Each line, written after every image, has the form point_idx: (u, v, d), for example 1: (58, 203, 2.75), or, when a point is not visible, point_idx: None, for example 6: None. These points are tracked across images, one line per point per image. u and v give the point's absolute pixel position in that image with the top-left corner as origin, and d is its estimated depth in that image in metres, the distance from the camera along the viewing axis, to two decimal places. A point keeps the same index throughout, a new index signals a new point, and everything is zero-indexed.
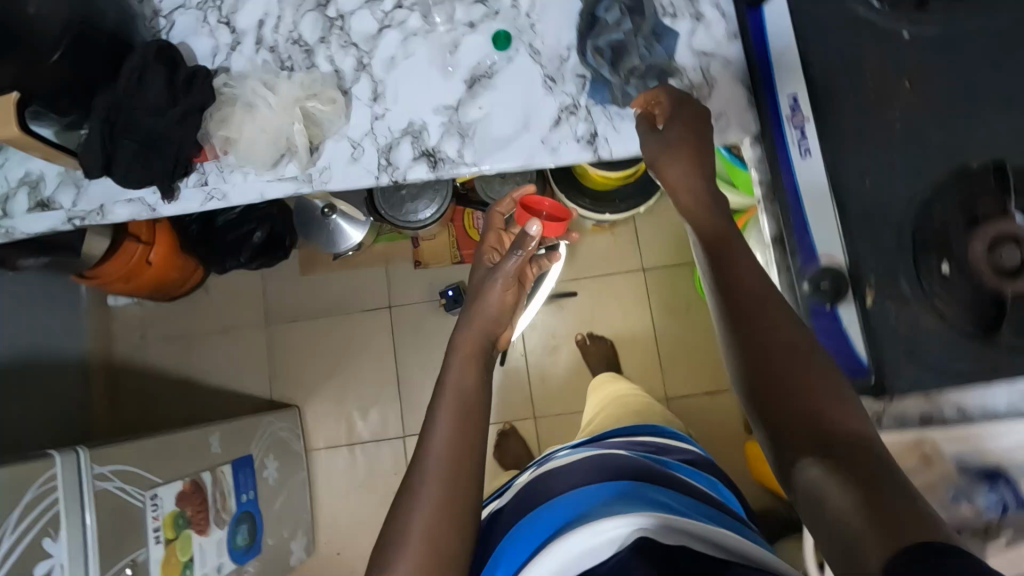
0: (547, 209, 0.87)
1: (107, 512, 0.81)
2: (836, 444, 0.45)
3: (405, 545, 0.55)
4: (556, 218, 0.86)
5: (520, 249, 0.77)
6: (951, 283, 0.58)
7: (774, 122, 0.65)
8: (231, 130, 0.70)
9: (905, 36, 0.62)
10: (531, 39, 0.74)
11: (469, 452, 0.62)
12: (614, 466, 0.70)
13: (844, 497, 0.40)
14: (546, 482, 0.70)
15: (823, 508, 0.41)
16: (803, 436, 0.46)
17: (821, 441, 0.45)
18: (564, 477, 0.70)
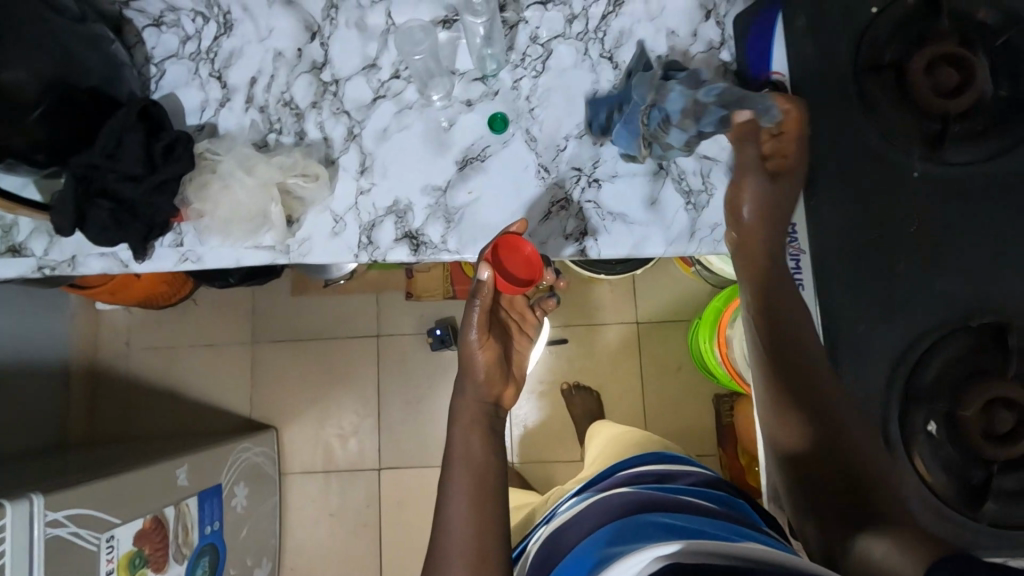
0: (526, 254, 0.65)
1: (58, 559, 0.79)
2: (871, 496, 0.53)
3: None
4: (533, 268, 0.64)
5: (478, 298, 0.64)
6: (938, 444, 0.56)
7: (769, 251, 0.62)
8: (206, 200, 0.68)
9: (916, 173, 0.60)
10: (529, 125, 0.71)
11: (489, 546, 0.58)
12: (614, 510, 0.66)
13: (886, 545, 0.48)
14: (556, 545, 0.67)
15: (870, 557, 0.48)
16: (844, 484, 0.55)
17: (860, 490, 0.54)
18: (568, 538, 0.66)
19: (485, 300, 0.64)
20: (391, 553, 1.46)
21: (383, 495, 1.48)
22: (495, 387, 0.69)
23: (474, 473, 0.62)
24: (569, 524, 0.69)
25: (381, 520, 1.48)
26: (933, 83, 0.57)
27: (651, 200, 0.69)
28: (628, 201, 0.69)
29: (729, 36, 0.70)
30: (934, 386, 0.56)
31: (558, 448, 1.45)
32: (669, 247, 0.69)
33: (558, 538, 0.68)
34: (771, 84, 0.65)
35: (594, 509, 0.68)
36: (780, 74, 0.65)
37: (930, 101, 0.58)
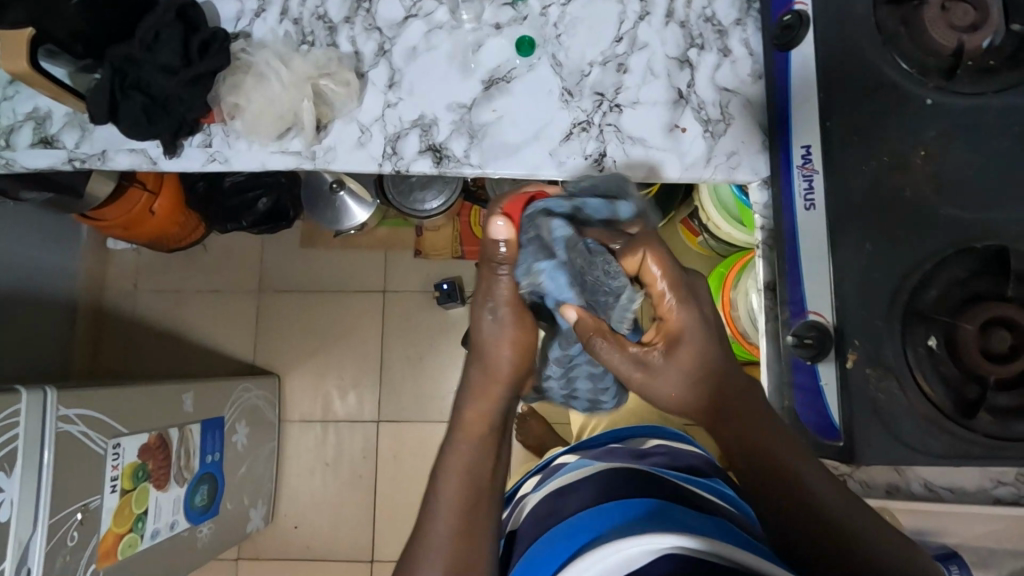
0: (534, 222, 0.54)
1: (67, 455, 0.80)
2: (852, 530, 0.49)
3: None
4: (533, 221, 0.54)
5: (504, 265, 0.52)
6: (937, 359, 0.57)
7: (784, 172, 0.66)
8: (241, 97, 0.70)
9: (928, 102, 0.61)
10: (555, 50, 0.73)
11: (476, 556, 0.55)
12: (625, 482, 0.63)
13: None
14: (557, 500, 0.65)
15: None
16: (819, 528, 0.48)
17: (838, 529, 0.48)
18: (572, 497, 0.64)
19: (513, 265, 0.52)
20: (384, 504, 1.47)
21: (379, 447, 1.50)
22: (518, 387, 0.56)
23: (467, 483, 0.55)
24: (575, 485, 0.66)
25: (376, 472, 1.49)
26: (947, 19, 0.58)
27: (670, 126, 0.71)
28: (648, 127, 0.71)
29: None
30: (936, 305, 0.57)
31: (555, 411, 1.46)
32: (686, 173, 0.71)
33: (562, 497, 0.65)
34: (793, 14, 0.65)
35: (610, 478, 0.65)
36: (803, 4, 0.65)
37: (943, 36, 0.59)
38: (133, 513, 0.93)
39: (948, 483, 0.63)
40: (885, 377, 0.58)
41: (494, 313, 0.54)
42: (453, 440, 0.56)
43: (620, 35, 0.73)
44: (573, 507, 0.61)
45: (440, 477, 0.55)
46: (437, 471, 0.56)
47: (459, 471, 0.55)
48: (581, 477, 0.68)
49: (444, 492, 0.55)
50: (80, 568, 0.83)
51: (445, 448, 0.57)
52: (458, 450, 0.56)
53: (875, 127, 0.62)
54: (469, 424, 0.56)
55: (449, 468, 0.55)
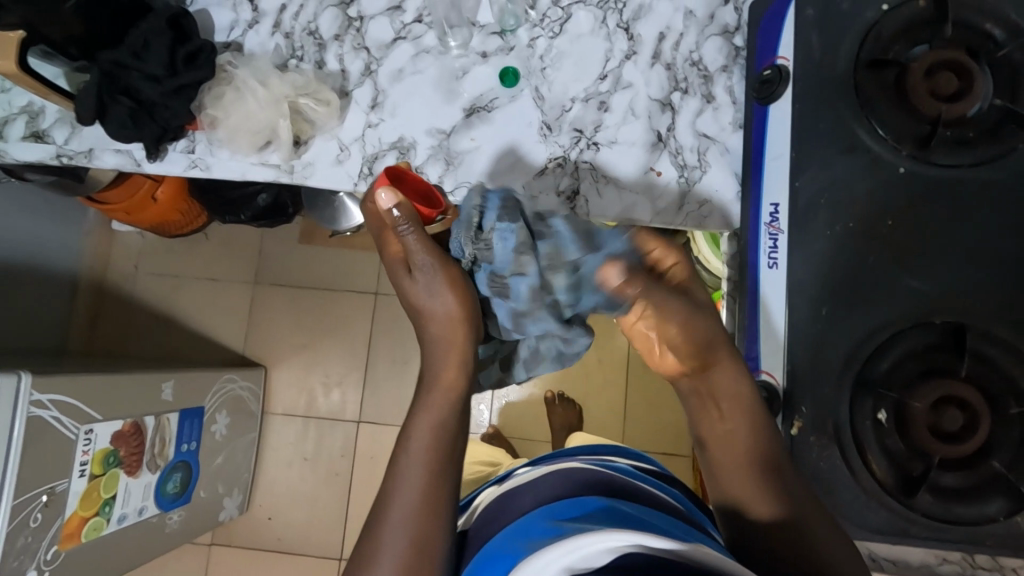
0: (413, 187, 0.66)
1: (38, 439, 0.83)
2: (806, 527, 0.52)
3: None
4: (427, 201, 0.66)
5: (406, 222, 0.59)
6: (885, 432, 0.56)
7: (750, 228, 0.64)
8: (220, 110, 0.71)
9: (900, 170, 0.60)
10: (538, 83, 0.73)
11: (435, 536, 0.54)
12: (574, 483, 0.59)
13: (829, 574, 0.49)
14: (514, 497, 0.61)
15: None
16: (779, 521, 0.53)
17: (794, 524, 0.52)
18: (519, 499, 0.60)
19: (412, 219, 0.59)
20: (358, 503, 1.49)
21: (358, 447, 1.51)
22: (476, 333, 0.61)
23: (433, 448, 0.57)
24: (520, 487, 0.63)
25: (353, 471, 1.51)
26: (931, 85, 0.58)
27: (646, 169, 0.71)
28: (624, 167, 0.71)
29: (745, 22, 0.72)
30: (887, 378, 0.57)
31: (534, 427, 1.46)
32: (657, 217, 0.70)
33: (510, 499, 0.61)
34: (772, 68, 0.64)
35: (558, 479, 0.61)
36: (786, 60, 0.64)
37: (925, 103, 0.58)
38: (102, 497, 0.96)
39: (892, 555, 0.62)
40: (828, 446, 0.58)
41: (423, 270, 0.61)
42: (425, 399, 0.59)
43: (604, 73, 0.73)
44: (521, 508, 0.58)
45: (410, 435, 0.57)
46: (407, 432, 0.58)
47: (429, 435, 0.57)
48: (529, 478, 0.65)
49: (411, 454, 0.56)
50: (41, 549, 0.85)
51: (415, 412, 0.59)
52: (427, 416, 0.58)
53: (845, 190, 0.60)
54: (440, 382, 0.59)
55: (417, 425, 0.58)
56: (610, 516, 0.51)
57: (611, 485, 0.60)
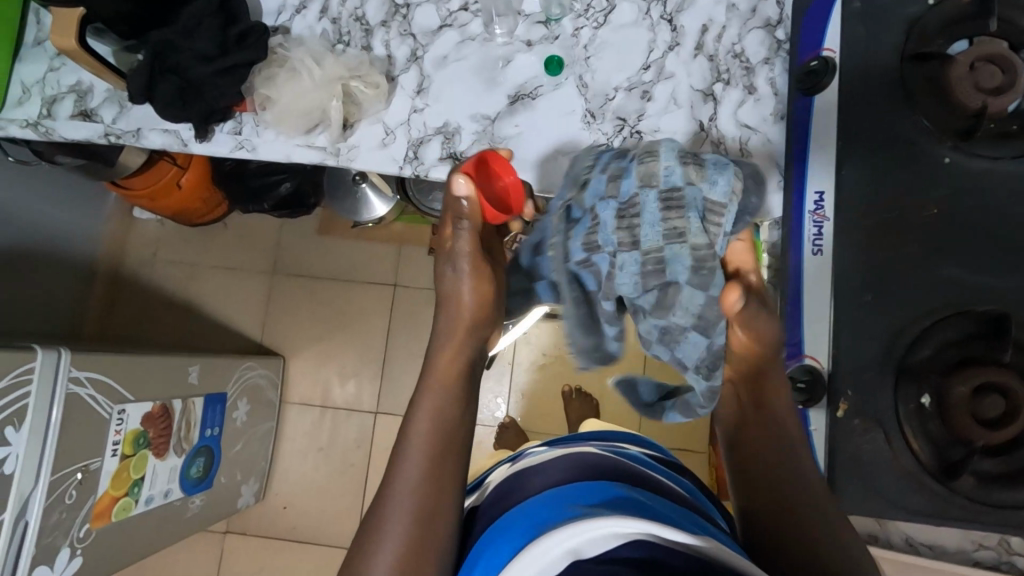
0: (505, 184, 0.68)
1: (75, 415, 0.83)
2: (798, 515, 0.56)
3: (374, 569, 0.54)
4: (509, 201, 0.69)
5: (461, 221, 0.68)
6: (926, 417, 0.57)
7: (794, 216, 0.65)
8: (273, 90, 0.72)
9: (945, 160, 0.60)
10: (582, 72, 0.74)
11: (440, 518, 0.57)
12: (585, 465, 0.60)
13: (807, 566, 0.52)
14: (522, 477, 0.63)
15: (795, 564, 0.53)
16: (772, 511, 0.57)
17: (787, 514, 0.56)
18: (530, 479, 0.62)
19: (471, 219, 0.67)
20: (373, 494, 1.49)
21: (374, 438, 1.52)
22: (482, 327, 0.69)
23: (434, 427, 0.62)
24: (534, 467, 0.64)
25: (368, 462, 1.51)
26: (974, 79, 0.59)
27: None
28: None
29: (787, 15, 0.74)
30: (928, 364, 0.57)
31: (550, 422, 1.46)
32: None
33: (519, 479, 0.62)
34: (818, 59, 0.65)
35: (567, 461, 0.62)
36: (831, 52, 0.65)
37: (968, 95, 0.59)
38: (131, 477, 0.96)
39: (929, 540, 0.63)
40: (871, 429, 0.58)
41: (454, 265, 0.70)
42: (430, 384, 0.65)
43: (647, 63, 0.74)
44: (528, 489, 0.59)
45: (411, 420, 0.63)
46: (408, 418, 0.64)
47: (432, 415, 0.63)
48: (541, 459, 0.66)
49: (414, 438, 0.61)
50: (75, 526, 0.85)
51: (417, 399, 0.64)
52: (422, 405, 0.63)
53: (889, 180, 0.61)
54: (438, 371, 0.67)
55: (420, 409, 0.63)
56: (620, 500, 0.53)
57: (620, 468, 0.62)
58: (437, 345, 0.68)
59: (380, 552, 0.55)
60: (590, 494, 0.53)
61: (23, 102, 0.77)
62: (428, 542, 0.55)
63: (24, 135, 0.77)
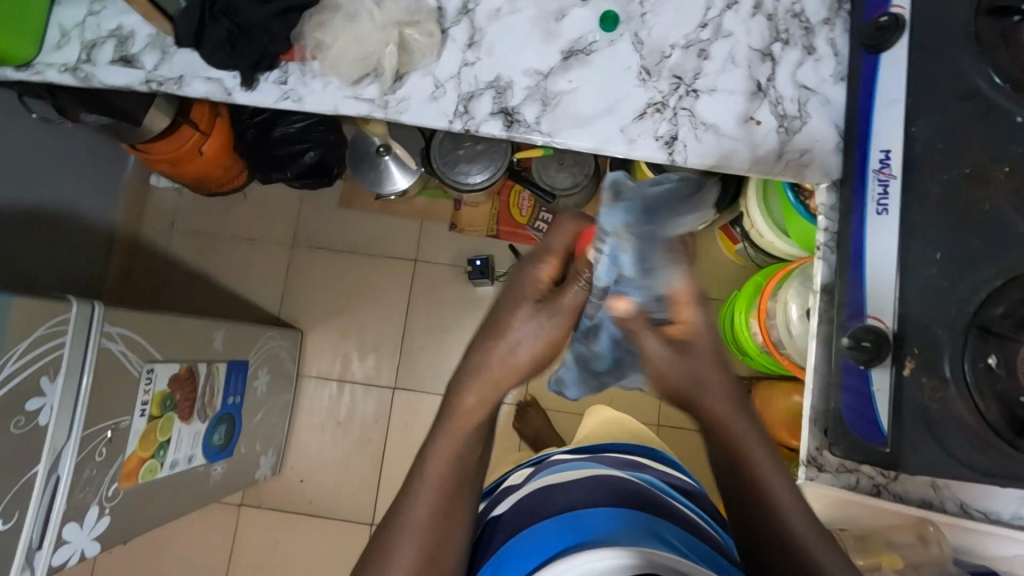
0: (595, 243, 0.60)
1: (106, 370, 0.82)
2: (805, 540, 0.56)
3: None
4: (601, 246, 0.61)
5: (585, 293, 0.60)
6: (995, 377, 0.54)
7: (859, 175, 0.66)
8: (326, 34, 0.71)
9: (1018, 118, 0.57)
10: (638, 28, 0.73)
11: (452, 527, 0.57)
12: (611, 492, 0.68)
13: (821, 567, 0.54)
14: (552, 497, 0.69)
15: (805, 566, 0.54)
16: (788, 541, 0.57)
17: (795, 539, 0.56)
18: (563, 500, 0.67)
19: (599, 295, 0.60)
20: (390, 469, 1.48)
21: (391, 413, 1.51)
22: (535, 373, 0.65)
23: (449, 470, 0.57)
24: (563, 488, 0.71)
25: (386, 438, 1.50)
26: None
27: (745, 118, 0.71)
28: (723, 115, 0.71)
29: None
30: (1001, 322, 0.55)
31: (571, 401, 1.45)
32: (756, 164, 0.70)
33: (550, 494, 0.70)
34: (889, 15, 0.64)
35: (594, 486, 0.69)
36: (900, 8, 0.64)
37: None
38: (157, 440, 0.94)
39: (984, 506, 0.62)
40: (940, 390, 0.57)
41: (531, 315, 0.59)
42: (451, 419, 0.58)
43: (705, 21, 0.72)
44: (561, 505, 0.66)
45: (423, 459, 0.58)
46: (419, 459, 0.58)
47: (445, 461, 0.57)
48: (569, 482, 0.72)
49: (432, 464, 0.57)
50: (104, 484, 0.84)
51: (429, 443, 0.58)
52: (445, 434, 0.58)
53: (964, 133, 0.59)
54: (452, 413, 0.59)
55: (432, 453, 0.58)
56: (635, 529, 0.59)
57: (638, 496, 0.69)
58: (464, 381, 0.59)
59: (396, 553, 0.55)
60: (605, 523, 0.60)
61: (61, 47, 0.75)
62: (445, 548, 0.56)
63: (61, 81, 0.75)
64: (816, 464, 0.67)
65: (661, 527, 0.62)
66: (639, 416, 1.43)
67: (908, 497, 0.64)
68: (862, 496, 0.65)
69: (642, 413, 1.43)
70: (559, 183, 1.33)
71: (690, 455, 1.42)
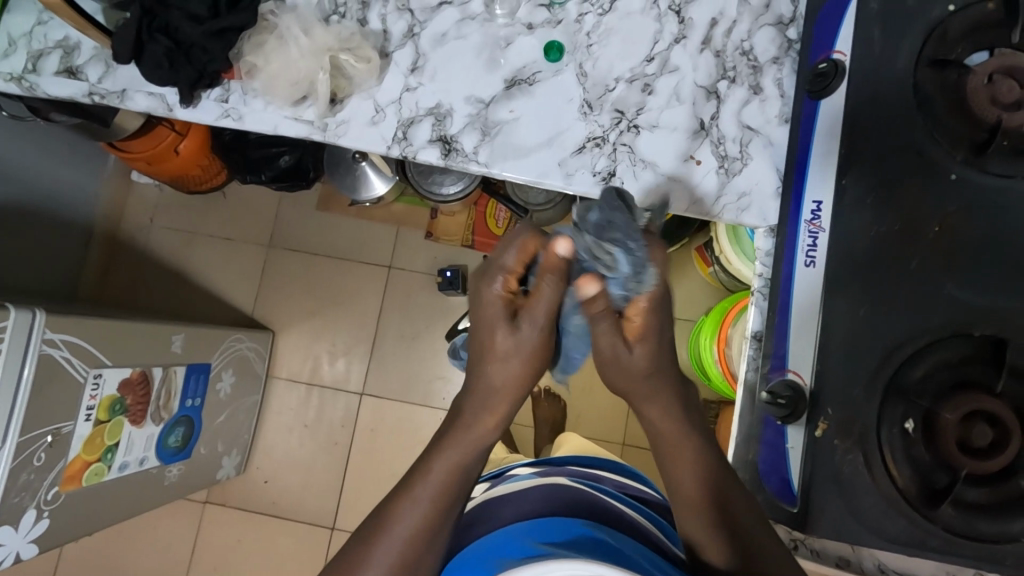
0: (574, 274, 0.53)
1: (47, 377, 0.83)
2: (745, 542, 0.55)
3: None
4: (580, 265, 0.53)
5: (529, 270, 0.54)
6: (911, 441, 0.54)
7: (790, 223, 0.63)
8: (260, 57, 0.70)
9: (954, 176, 0.57)
10: (583, 59, 0.72)
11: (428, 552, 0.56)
12: (552, 502, 0.66)
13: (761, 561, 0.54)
14: (499, 507, 0.67)
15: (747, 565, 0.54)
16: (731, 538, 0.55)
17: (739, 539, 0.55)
18: (506, 513, 0.66)
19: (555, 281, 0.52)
20: (354, 474, 1.49)
21: (359, 418, 1.51)
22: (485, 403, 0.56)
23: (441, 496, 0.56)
24: (508, 498, 0.69)
25: (352, 443, 1.50)
26: (991, 91, 0.56)
27: (685, 156, 0.69)
28: (663, 152, 0.70)
29: (801, 14, 0.71)
30: (920, 385, 0.55)
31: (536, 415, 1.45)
32: (693, 205, 0.69)
33: (490, 506, 0.68)
34: (829, 62, 0.63)
35: (532, 496, 0.67)
36: (841, 54, 0.63)
37: (984, 109, 0.56)
38: (105, 443, 0.95)
39: (902, 567, 0.61)
40: (852, 450, 0.56)
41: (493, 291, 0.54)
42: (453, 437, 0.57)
43: (651, 55, 0.71)
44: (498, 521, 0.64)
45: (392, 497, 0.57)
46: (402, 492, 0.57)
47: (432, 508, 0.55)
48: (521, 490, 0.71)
49: (425, 485, 0.56)
50: (43, 488, 0.85)
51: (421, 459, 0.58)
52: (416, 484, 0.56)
53: (896, 188, 0.58)
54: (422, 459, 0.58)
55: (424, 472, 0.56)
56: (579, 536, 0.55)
57: (579, 501, 0.67)
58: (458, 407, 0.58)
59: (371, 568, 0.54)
60: (553, 533, 0.56)
61: (8, 55, 0.75)
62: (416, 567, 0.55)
63: (8, 89, 0.75)
64: None
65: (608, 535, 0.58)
66: (605, 433, 1.42)
67: (826, 553, 0.62)
68: None
69: (608, 432, 1.42)
70: (531, 199, 1.31)
71: (654, 476, 1.40)
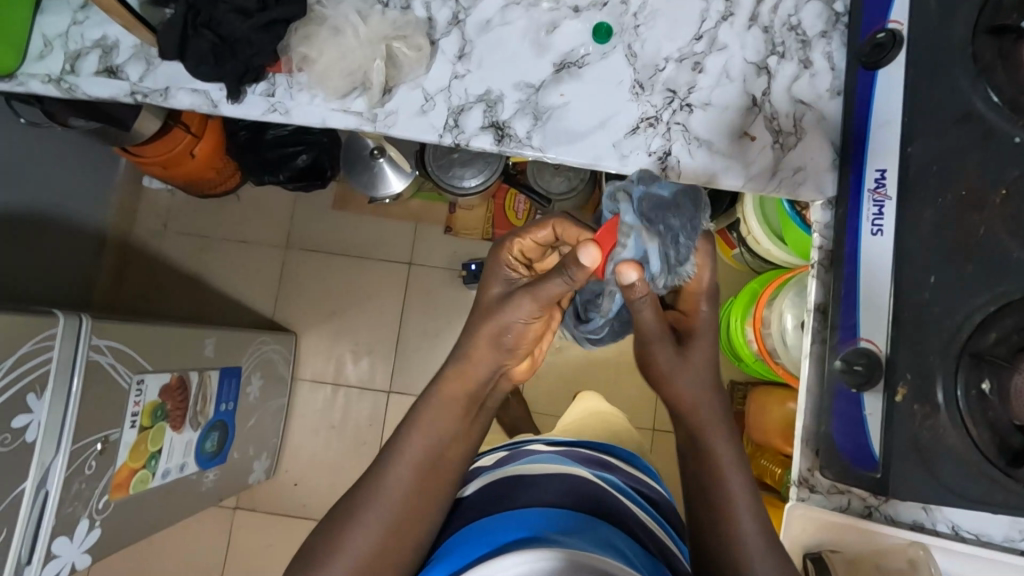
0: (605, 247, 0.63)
1: (96, 384, 0.82)
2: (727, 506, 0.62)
3: (357, 528, 0.60)
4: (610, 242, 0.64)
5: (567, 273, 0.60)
6: (987, 402, 0.56)
7: (854, 194, 0.65)
8: (312, 48, 0.70)
9: (1016, 140, 0.57)
10: (632, 40, 0.71)
11: (429, 498, 0.64)
12: (564, 494, 0.66)
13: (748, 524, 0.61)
14: (514, 492, 0.67)
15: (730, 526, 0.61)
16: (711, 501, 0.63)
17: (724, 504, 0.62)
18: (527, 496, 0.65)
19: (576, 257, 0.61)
20: None
21: (386, 416, 1.50)
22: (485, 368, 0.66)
23: (432, 448, 0.64)
24: (527, 482, 0.69)
25: (380, 441, 1.50)
26: None
27: (739, 134, 0.70)
28: (716, 130, 0.70)
29: None
30: (993, 347, 0.56)
31: (561, 404, 1.45)
32: (750, 182, 0.69)
33: (510, 487, 0.68)
34: (885, 32, 0.64)
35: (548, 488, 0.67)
36: (898, 24, 0.64)
37: None
38: (148, 450, 0.94)
39: (974, 527, 0.62)
40: (930, 416, 0.57)
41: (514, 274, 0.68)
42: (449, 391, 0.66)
43: (700, 33, 0.71)
44: (518, 502, 0.65)
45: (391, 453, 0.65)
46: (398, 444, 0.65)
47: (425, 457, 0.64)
48: (536, 476, 0.70)
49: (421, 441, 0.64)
50: (94, 497, 0.84)
51: (418, 413, 0.66)
52: (409, 444, 0.64)
53: (959, 157, 0.58)
54: (426, 412, 0.65)
55: (420, 426, 0.65)
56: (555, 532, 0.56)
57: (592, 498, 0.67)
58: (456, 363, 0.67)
59: (370, 511, 0.61)
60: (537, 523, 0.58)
61: (44, 57, 0.73)
62: (412, 522, 0.62)
63: (46, 91, 0.74)
64: (807, 485, 0.67)
65: (616, 542, 0.58)
66: (635, 420, 1.43)
67: (900, 519, 0.64)
68: (854, 517, 0.65)
69: (637, 418, 1.43)
70: (554, 187, 1.30)
71: None
